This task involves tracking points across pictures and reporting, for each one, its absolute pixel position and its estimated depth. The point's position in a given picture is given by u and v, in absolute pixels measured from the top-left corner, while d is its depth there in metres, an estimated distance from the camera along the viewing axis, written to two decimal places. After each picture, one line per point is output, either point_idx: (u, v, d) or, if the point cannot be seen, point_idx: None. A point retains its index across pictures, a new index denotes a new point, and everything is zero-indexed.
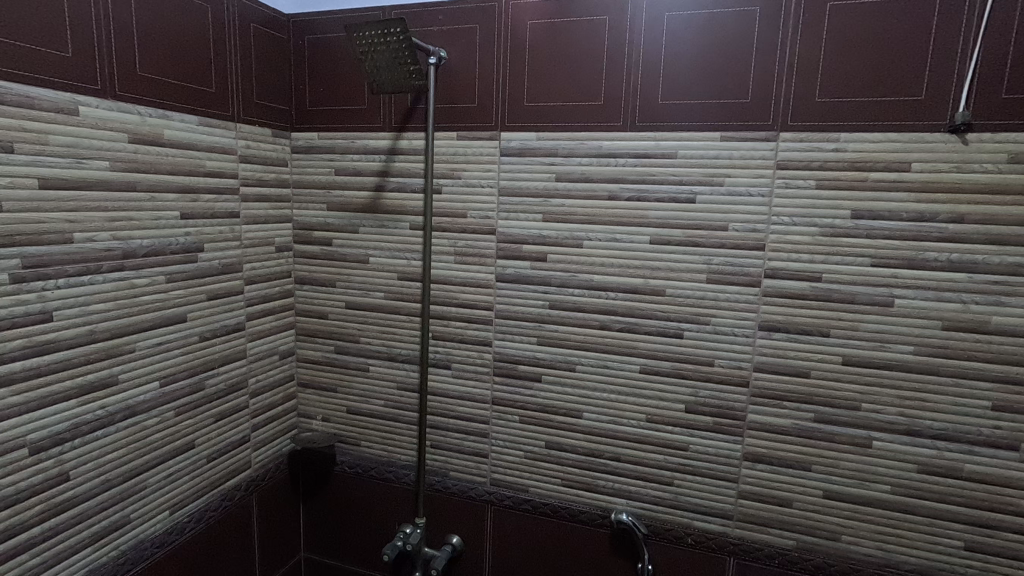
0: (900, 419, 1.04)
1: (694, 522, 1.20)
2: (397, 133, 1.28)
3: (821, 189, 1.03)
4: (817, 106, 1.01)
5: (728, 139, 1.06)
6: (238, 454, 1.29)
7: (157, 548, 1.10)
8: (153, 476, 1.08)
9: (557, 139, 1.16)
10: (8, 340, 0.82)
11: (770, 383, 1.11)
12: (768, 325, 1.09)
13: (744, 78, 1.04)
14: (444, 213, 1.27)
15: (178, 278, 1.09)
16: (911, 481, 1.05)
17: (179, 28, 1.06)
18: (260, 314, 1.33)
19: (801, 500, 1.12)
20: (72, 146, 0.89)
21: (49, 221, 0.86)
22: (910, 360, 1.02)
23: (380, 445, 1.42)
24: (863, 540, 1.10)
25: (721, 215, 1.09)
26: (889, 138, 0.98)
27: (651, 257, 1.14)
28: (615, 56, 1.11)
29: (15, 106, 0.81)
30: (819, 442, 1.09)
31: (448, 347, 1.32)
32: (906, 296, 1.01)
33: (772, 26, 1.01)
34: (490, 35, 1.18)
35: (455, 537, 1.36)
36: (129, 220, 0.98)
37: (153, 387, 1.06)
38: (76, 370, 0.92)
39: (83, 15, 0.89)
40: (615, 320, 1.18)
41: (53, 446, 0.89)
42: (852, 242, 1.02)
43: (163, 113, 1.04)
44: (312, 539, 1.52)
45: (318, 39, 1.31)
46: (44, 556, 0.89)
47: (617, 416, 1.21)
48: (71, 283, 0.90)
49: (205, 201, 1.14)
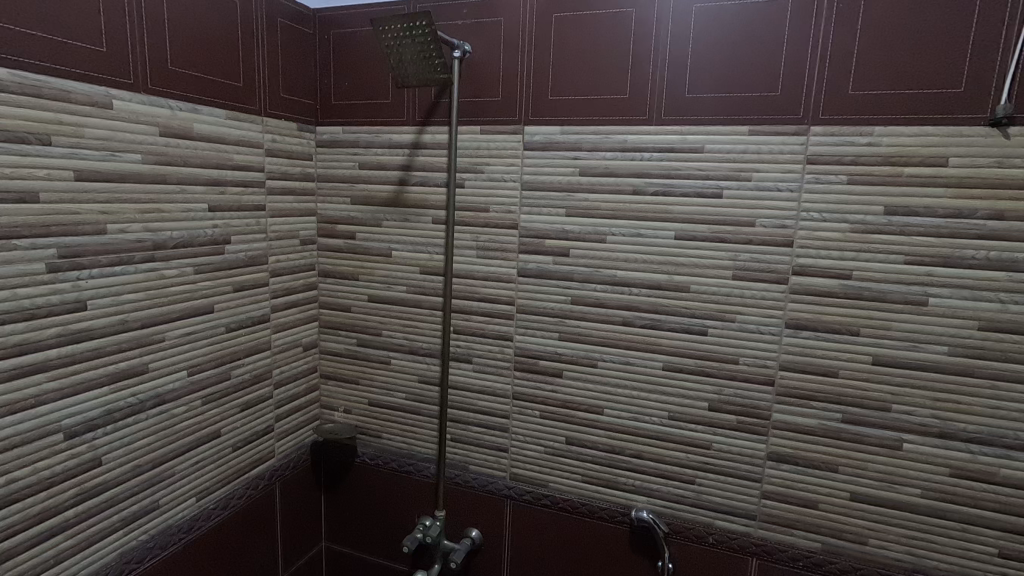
0: (933, 421, 1.01)
1: (716, 522, 1.18)
2: (421, 127, 1.29)
3: (853, 184, 1.00)
4: (851, 100, 0.98)
5: (756, 133, 1.04)
6: (263, 444, 1.32)
7: (184, 534, 1.12)
8: (182, 463, 1.10)
9: (581, 134, 1.15)
10: (44, 328, 0.84)
11: (796, 383, 1.09)
12: (795, 323, 1.07)
13: (775, 71, 1.02)
14: (467, 207, 1.27)
15: (206, 269, 1.11)
16: (943, 485, 1.02)
17: (209, 23, 1.07)
18: (285, 306, 1.34)
19: (827, 502, 1.10)
20: (107, 139, 0.91)
21: (85, 213, 0.88)
22: (943, 360, 0.99)
23: (401, 437, 1.43)
24: (891, 545, 1.07)
25: (748, 211, 1.07)
26: (926, 131, 0.95)
27: (676, 253, 1.12)
28: (641, 50, 1.09)
29: (52, 99, 0.83)
30: (848, 443, 1.07)
31: (470, 341, 1.32)
32: (941, 295, 0.98)
33: (805, 19, 0.99)
34: (515, 28, 1.18)
35: (475, 530, 1.37)
36: (159, 213, 1.00)
37: (182, 375, 1.09)
38: (110, 358, 0.94)
39: (116, 11, 0.91)
40: (638, 317, 1.17)
41: (87, 432, 0.91)
42: (885, 239, 1.00)
43: (193, 107, 1.06)
44: (333, 529, 1.54)
45: (344, 34, 1.32)
46: (78, 538, 0.92)
47: (639, 413, 1.20)
48: (105, 273, 0.92)
49: (233, 194, 1.16)
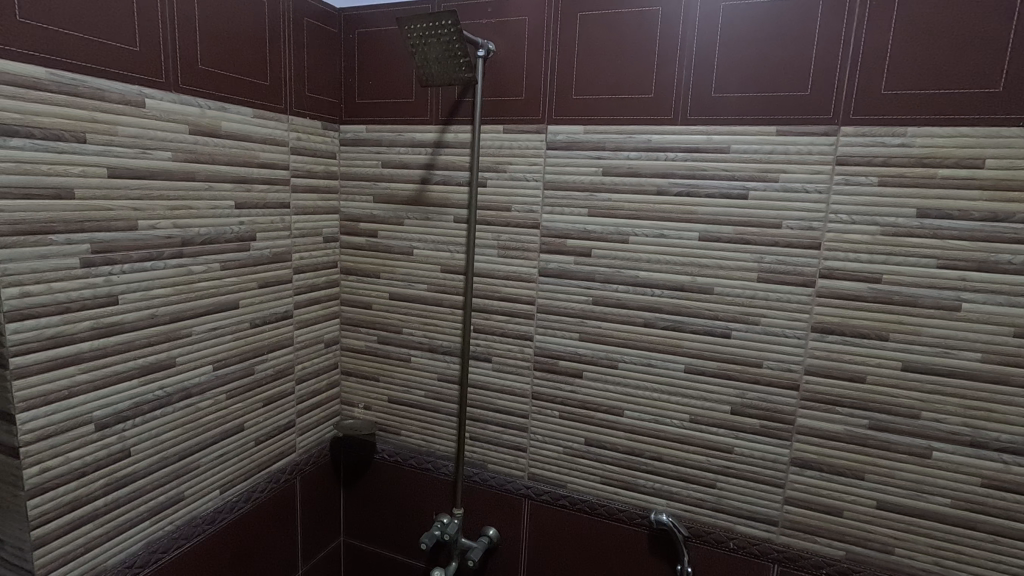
0: (964, 429, 0.99)
1: (737, 527, 1.17)
2: (444, 126, 1.29)
3: (885, 186, 0.98)
4: (882, 100, 0.96)
5: (784, 133, 1.03)
6: (285, 438, 1.33)
7: (209, 526, 1.14)
8: (207, 455, 1.12)
9: (605, 133, 1.15)
10: (77, 322, 0.86)
11: (821, 388, 1.07)
12: (821, 327, 1.05)
13: (805, 70, 1.00)
14: (489, 206, 1.27)
15: (232, 265, 1.13)
16: (974, 496, 1.00)
17: (238, 23, 1.09)
18: (307, 303, 1.36)
19: (852, 510, 1.08)
20: (138, 137, 0.92)
21: (117, 209, 0.90)
22: (975, 367, 0.97)
23: (420, 435, 1.44)
24: (918, 555, 1.05)
25: (775, 212, 1.05)
26: (961, 132, 0.93)
27: (700, 254, 1.11)
28: (667, 48, 1.08)
29: (87, 97, 0.85)
30: (875, 450, 1.05)
31: (490, 340, 1.32)
32: (974, 300, 0.95)
33: (837, 18, 0.97)
34: (539, 27, 1.17)
35: (492, 529, 1.37)
36: (188, 209, 1.02)
37: (208, 369, 1.10)
38: (139, 351, 0.96)
39: (149, 12, 0.92)
40: (660, 319, 1.16)
41: (117, 424, 0.93)
42: (916, 242, 0.97)
43: (221, 106, 1.07)
44: (351, 524, 1.56)
45: (369, 33, 1.33)
46: (107, 526, 0.94)
47: (659, 415, 1.19)
48: (135, 267, 0.94)
49: (258, 191, 1.18)
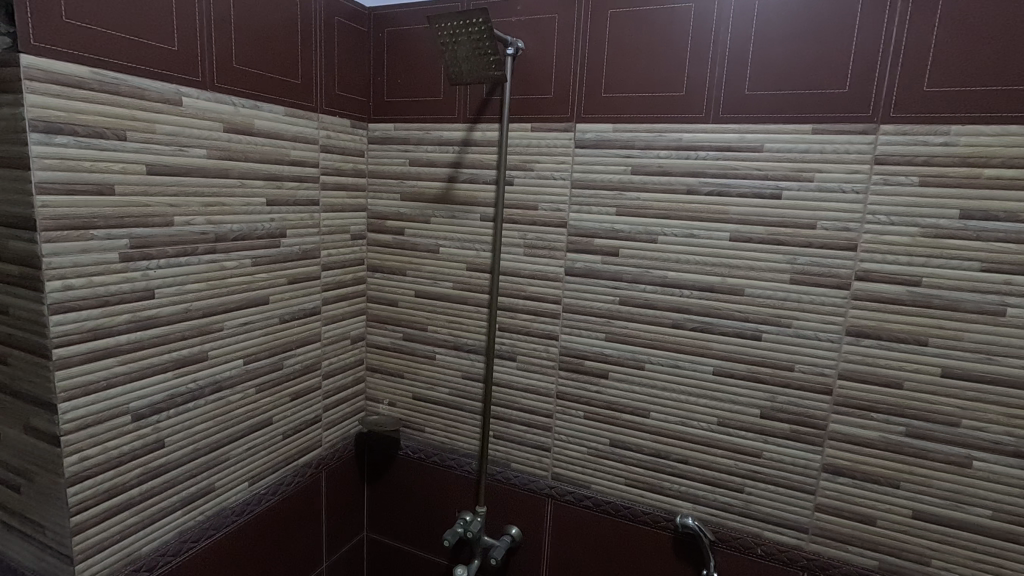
0: (1007, 439, 0.95)
1: (765, 533, 1.14)
2: (471, 125, 1.29)
3: (926, 186, 0.95)
4: (925, 97, 0.93)
5: (820, 132, 1.00)
6: (311, 432, 1.35)
7: (238, 517, 1.16)
8: (237, 448, 1.14)
9: (634, 131, 1.14)
10: (116, 315, 0.88)
11: (856, 393, 1.04)
12: (856, 330, 1.02)
13: (843, 67, 0.98)
14: (516, 205, 1.27)
15: (263, 261, 1.15)
16: (1016, 508, 0.96)
17: (271, 22, 1.11)
18: (335, 300, 1.37)
19: (886, 518, 1.05)
20: (175, 135, 0.95)
21: (155, 205, 0.92)
22: (1020, 374, 0.93)
23: (444, 432, 1.44)
24: (954, 567, 1.02)
25: (809, 213, 1.03)
26: (1009, 131, 0.89)
27: (730, 254, 1.09)
28: (699, 45, 1.07)
29: (127, 96, 0.87)
30: (911, 458, 1.02)
31: (514, 339, 1.32)
32: (1020, 305, 0.92)
33: (878, 15, 0.94)
34: (569, 25, 1.17)
35: (514, 528, 1.37)
36: (221, 206, 1.04)
37: (238, 363, 1.12)
38: (174, 344, 0.98)
39: (187, 13, 0.94)
40: (689, 320, 1.14)
41: (152, 415, 0.96)
42: (959, 243, 0.94)
43: (254, 105, 1.09)
44: (374, 519, 1.57)
45: (398, 32, 1.34)
46: (142, 515, 0.97)
47: (686, 417, 1.17)
48: (170, 263, 0.96)
49: (289, 188, 1.19)
